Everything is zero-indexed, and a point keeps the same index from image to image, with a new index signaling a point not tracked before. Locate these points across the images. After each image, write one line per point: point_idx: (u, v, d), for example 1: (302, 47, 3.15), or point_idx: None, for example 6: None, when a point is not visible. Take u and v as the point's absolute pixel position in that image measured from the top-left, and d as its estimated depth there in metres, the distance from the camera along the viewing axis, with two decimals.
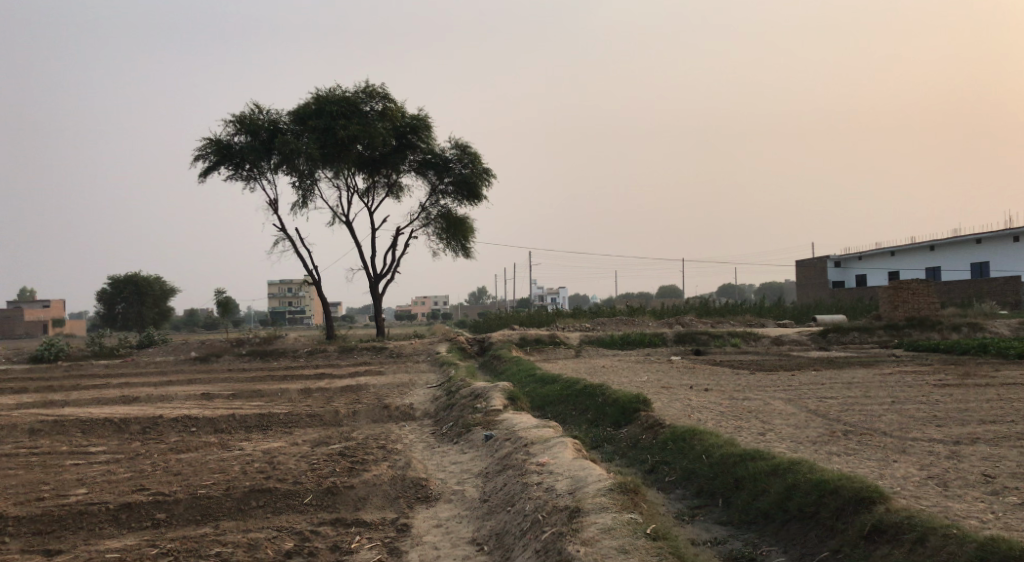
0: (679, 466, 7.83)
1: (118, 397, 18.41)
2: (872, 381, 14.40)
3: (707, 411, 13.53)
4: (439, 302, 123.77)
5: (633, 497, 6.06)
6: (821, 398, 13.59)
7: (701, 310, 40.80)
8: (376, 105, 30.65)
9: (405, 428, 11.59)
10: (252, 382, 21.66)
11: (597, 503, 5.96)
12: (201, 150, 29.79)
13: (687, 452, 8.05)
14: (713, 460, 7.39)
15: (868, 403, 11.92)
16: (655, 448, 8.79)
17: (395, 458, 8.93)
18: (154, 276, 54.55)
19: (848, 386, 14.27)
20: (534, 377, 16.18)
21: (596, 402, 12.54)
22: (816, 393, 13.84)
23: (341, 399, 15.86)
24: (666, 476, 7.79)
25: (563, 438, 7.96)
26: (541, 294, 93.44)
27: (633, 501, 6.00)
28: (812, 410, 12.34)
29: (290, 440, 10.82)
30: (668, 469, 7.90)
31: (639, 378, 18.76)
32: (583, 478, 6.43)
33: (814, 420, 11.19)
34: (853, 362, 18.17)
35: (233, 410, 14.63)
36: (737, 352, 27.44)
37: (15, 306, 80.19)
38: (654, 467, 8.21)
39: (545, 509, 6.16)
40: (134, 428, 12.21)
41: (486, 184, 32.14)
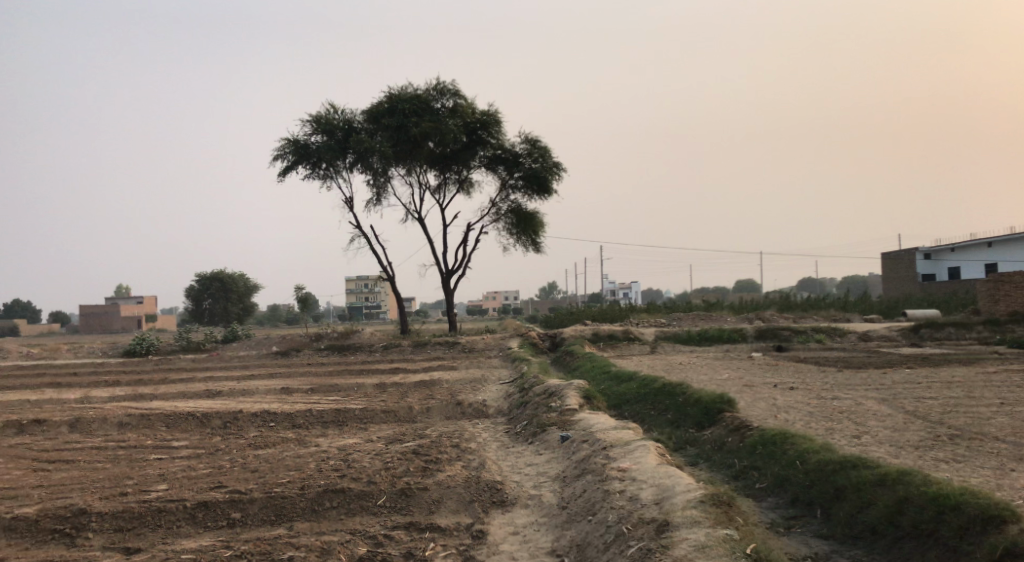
0: (772, 473, 7.35)
1: (201, 391, 18.74)
2: (974, 381, 13.55)
3: (793, 414, 12.92)
4: (513, 297, 124.00)
5: (727, 510, 5.65)
6: (918, 399, 12.82)
7: (781, 305, 39.56)
8: (447, 102, 30.63)
9: (479, 426, 11.36)
10: (329, 377, 21.85)
11: (687, 516, 5.57)
12: (280, 150, 30.28)
13: (780, 458, 7.56)
14: (810, 468, 6.90)
15: (972, 405, 11.16)
16: (744, 453, 8.30)
17: (469, 458, 8.69)
18: (238, 273, 56.03)
19: (947, 386, 13.45)
20: (611, 374, 15.76)
21: (676, 402, 12.09)
22: (913, 394, 13.03)
23: (415, 394, 15.78)
24: (758, 484, 7.33)
25: (645, 441, 7.56)
26: (615, 288, 92.54)
27: (727, 514, 5.59)
28: (910, 412, 11.63)
29: (365, 437, 10.70)
30: (760, 476, 7.44)
31: (719, 375, 18.14)
32: (670, 487, 6.05)
33: (913, 423, 10.51)
34: (950, 360, 17.20)
35: (310, 406, 14.67)
36: (822, 349, 26.41)
37: (110, 301, 83.72)
38: (744, 474, 7.74)
39: (630, 521, 5.81)
40: (214, 422, 12.29)
41: (557, 178, 31.73)
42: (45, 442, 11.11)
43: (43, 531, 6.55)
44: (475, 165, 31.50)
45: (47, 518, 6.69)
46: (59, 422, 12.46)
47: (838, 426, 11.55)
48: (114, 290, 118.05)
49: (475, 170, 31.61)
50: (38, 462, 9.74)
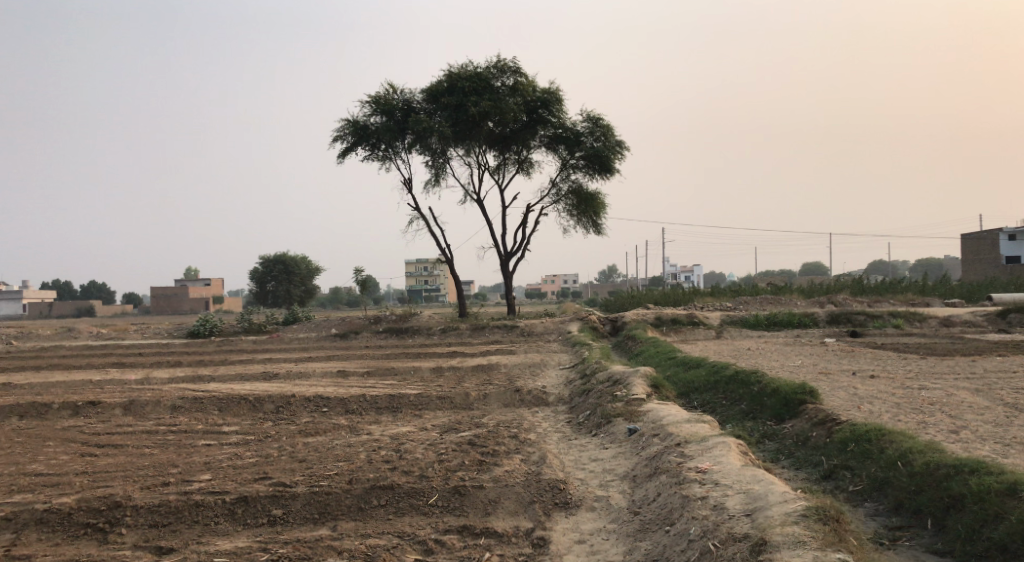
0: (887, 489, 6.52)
1: (259, 373, 18.56)
2: None
3: (877, 407, 11.99)
4: (572, 280, 123.16)
5: (830, 528, 4.98)
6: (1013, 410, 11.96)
7: (853, 288, 37.98)
8: (507, 80, 29.82)
9: (539, 415, 10.72)
10: (386, 360, 21.52)
11: (789, 535, 4.96)
12: (339, 131, 30.00)
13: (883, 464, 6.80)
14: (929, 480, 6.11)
15: None
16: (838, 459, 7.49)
17: (529, 452, 8.06)
18: (301, 257, 56.53)
19: None
20: (678, 360, 14.96)
21: (751, 391, 11.27)
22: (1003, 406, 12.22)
23: (472, 380, 15.26)
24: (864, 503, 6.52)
25: (724, 437, 6.85)
26: (677, 271, 90.99)
27: (830, 535, 4.92)
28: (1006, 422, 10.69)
29: (420, 425, 10.16)
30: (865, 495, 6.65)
31: (792, 362, 17.16)
32: (762, 501, 5.40)
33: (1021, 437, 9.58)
34: None
35: (365, 390, 14.24)
36: (900, 335, 25.08)
37: (180, 284, 85.68)
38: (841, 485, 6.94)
39: (719, 538, 5.20)
40: (267, 406, 11.89)
41: (620, 157, 30.77)
42: (98, 425, 10.86)
43: (76, 525, 6.20)
44: (535, 145, 30.80)
45: (82, 511, 6.34)
46: (113, 404, 12.24)
47: (931, 423, 10.59)
48: (184, 274, 120.97)
49: (535, 149, 30.88)
50: (87, 447, 9.45)
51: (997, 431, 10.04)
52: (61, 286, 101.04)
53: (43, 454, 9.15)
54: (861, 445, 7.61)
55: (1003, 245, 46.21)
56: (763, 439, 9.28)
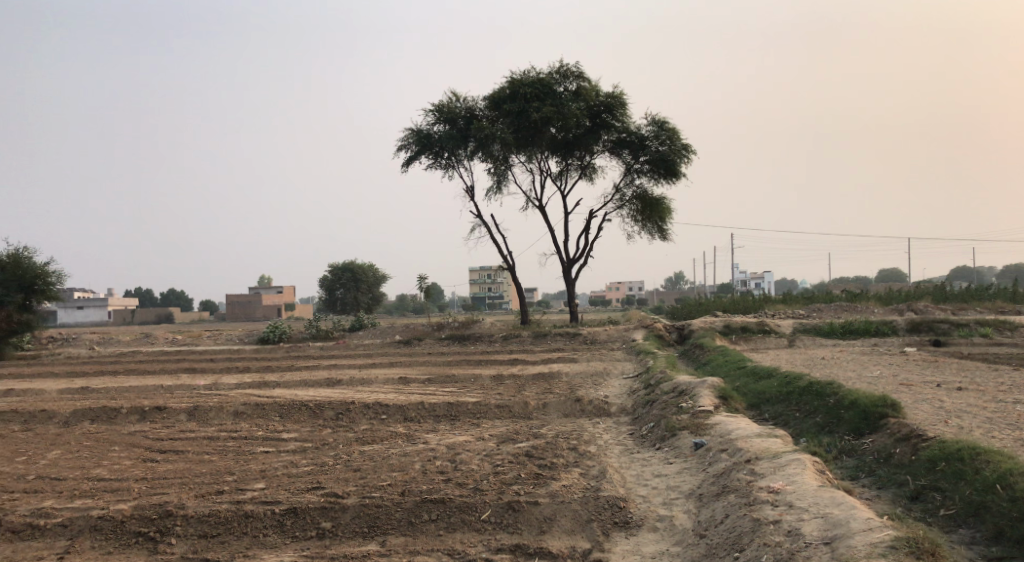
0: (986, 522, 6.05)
1: (323, 379, 18.61)
2: None
3: (964, 421, 11.24)
4: (639, 287, 121.85)
5: None
6: None
7: (934, 296, 36.39)
8: (570, 85, 29.56)
9: (600, 426, 10.35)
10: (448, 367, 21.40)
11: None
12: (403, 140, 30.13)
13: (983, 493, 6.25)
14: None
15: None
16: (927, 486, 6.94)
17: (589, 465, 7.71)
18: (368, 264, 57.19)
19: None
20: (747, 370, 14.37)
21: (826, 404, 10.68)
22: None
23: (534, 388, 14.98)
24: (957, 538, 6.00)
25: (798, 454, 6.40)
26: (746, 278, 89.07)
27: None
28: None
29: (478, 435, 9.90)
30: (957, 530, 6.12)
31: (869, 372, 16.37)
32: (841, 533, 4.99)
33: None
34: None
35: (425, 398, 14.07)
36: (986, 344, 23.80)
37: (253, 291, 87.68)
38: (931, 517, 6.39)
39: None
40: (326, 413, 11.78)
41: (686, 161, 30.10)
42: (161, 430, 10.91)
43: (126, 534, 6.13)
44: (599, 150, 30.41)
45: (133, 520, 6.26)
46: (178, 409, 12.32)
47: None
48: (257, 281, 123.81)
49: (599, 155, 30.48)
50: (148, 452, 9.46)
51: None
52: (142, 294, 104.65)
53: (106, 459, 9.19)
54: (950, 465, 7.04)
55: None
56: (840, 456, 8.73)
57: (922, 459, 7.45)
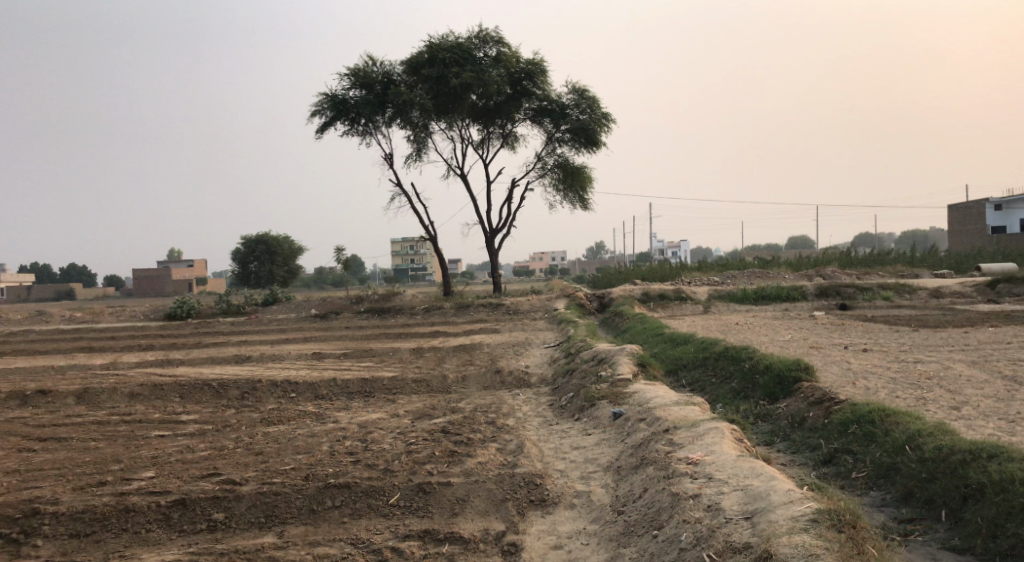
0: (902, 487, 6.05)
1: (233, 356, 17.84)
2: None
3: (872, 383, 11.46)
4: (559, 256, 122.68)
5: (836, 540, 4.45)
6: (1011, 380, 11.62)
7: (840, 261, 37.60)
8: (490, 51, 29.02)
9: (519, 398, 10.10)
10: (365, 341, 20.87)
11: (796, 546, 4.47)
12: (317, 106, 29.08)
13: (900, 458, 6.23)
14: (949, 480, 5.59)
15: None
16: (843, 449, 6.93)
17: (506, 440, 7.44)
18: (283, 236, 55.61)
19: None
20: (665, 337, 14.39)
21: (742, 369, 10.69)
22: (1003, 374, 11.96)
23: (453, 361, 14.66)
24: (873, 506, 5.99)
25: (717, 422, 6.26)
26: (663, 247, 90.62)
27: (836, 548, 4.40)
28: (1009, 395, 10.31)
29: (392, 412, 9.52)
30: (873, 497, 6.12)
31: (781, 336, 16.64)
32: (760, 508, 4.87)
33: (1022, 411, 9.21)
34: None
35: (339, 375, 13.58)
36: (889, 307, 24.66)
37: (163, 265, 84.44)
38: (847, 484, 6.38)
39: (716, 548, 4.70)
40: (232, 393, 11.18)
41: (606, 130, 30.01)
42: (47, 416, 10.14)
43: None
44: (519, 119, 30.03)
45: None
46: (68, 393, 11.51)
47: (929, 399, 10.08)
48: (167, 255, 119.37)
49: (519, 123, 30.11)
50: (30, 441, 8.75)
51: (999, 406, 9.51)
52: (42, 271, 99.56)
53: None
54: (863, 427, 7.04)
55: (986, 216, 46.45)
56: (756, 422, 8.70)
57: (836, 420, 7.45)
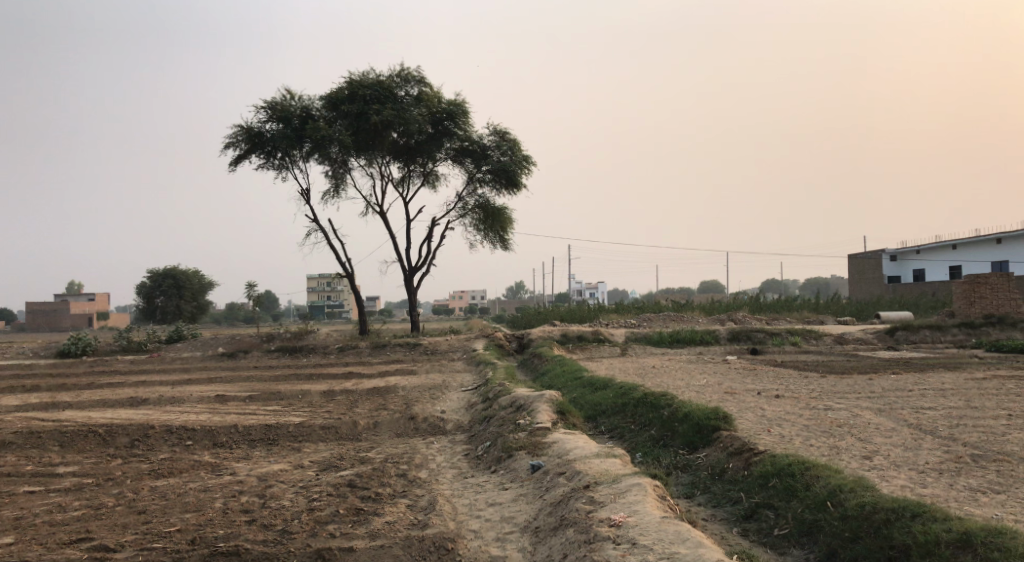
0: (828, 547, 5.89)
1: (129, 398, 16.75)
2: (960, 416, 12.72)
3: (786, 430, 11.45)
4: (479, 296, 122.45)
5: None
6: (917, 428, 11.80)
7: (751, 306, 38.45)
8: (411, 90, 28.82)
9: (433, 447, 9.63)
10: (273, 382, 20.02)
11: None
12: (232, 137, 28.22)
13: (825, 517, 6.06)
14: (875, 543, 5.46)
15: (983, 446, 10.21)
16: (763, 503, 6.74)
17: (417, 495, 6.99)
18: (193, 271, 53.62)
19: (938, 417, 12.64)
20: (584, 381, 14.16)
21: (661, 417, 10.51)
22: (910, 422, 12.14)
23: (365, 405, 14.06)
24: None
25: (638, 477, 5.99)
26: (581, 288, 91.45)
27: None
28: (916, 444, 10.42)
29: (296, 462, 8.93)
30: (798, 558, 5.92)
31: (697, 381, 16.63)
32: None
33: (929, 460, 9.29)
34: (935, 386, 16.43)
35: (241, 420, 12.84)
36: (798, 352, 25.18)
37: (61, 299, 80.27)
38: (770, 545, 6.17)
39: None
40: (120, 441, 10.36)
41: (527, 172, 30.06)
42: None
43: None
44: (440, 158, 29.82)
45: None
46: None
47: (843, 448, 10.09)
48: (68, 287, 113.84)
49: (440, 162, 29.89)
50: None
51: (910, 455, 9.57)
52: None
53: None
54: (783, 480, 6.88)
55: (885, 266, 48.52)
56: (676, 472, 8.48)
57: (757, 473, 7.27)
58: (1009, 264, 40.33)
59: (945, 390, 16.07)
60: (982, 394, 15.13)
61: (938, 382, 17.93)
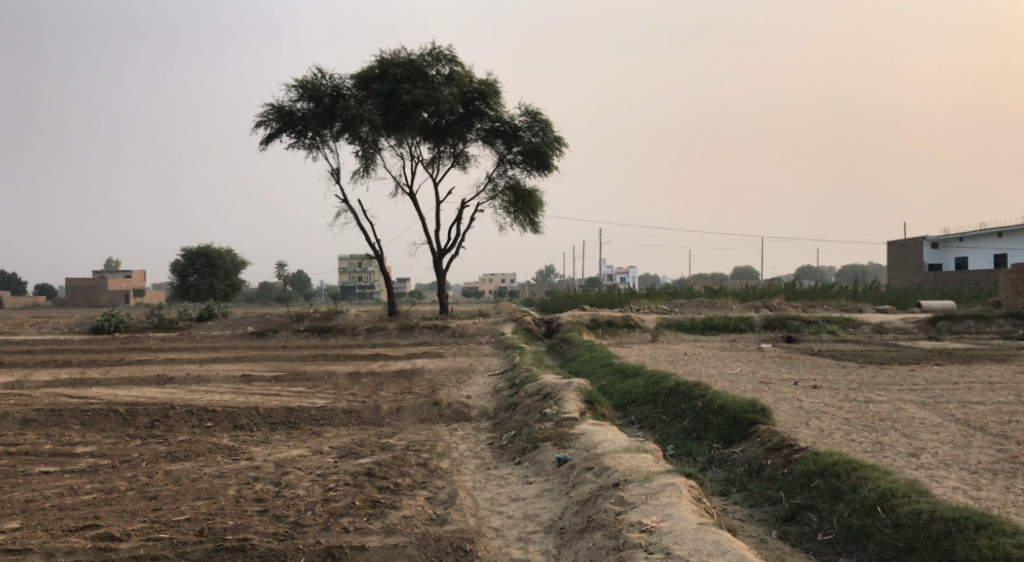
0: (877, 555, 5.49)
1: (156, 376, 16.69)
2: (1010, 412, 12.14)
3: (825, 424, 10.94)
4: (509, 279, 122.28)
5: None
6: (964, 423, 11.25)
7: (786, 293, 37.69)
8: (443, 70, 28.42)
9: (456, 434, 9.31)
10: (300, 363, 19.88)
11: None
12: (263, 116, 28.06)
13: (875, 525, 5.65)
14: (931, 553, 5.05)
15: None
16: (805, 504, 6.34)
17: (437, 487, 6.66)
18: (226, 250, 53.92)
19: (987, 413, 12.08)
20: (614, 368, 13.75)
21: (694, 407, 10.08)
22: (958, 418, 11.59)
23: (390, 388, 13.80)
24: None
25: (671, 476, 5.62)
26: (613, 272, 90.80)
27: None
28: (965, 442, 9.90)
29: (315, 447, 8.67)
30: None
31: (730, 370, 16.14)
32: None
33: (981, 460, 8.79)
34: (982, 380, 15.79)
35: (265, 401, 12.64)
36: (834, 341, 24.52)
37: (99, 275, 81.43)
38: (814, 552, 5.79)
39: None
40: (140, 421, 10.19)
41: (558, 154, 29.56)
42: None
43: None
44: (471, 139, 29.43)
45: None
46: None
47: (886, 444, 9.58)
48: (105, 265, 115.63)
49: (471, 143, 29.51)
50: None
51: (958, 454, 9.05)
52: None
53: None
54: (826, 481, 6.45)
55: (924, 253, 47.36)
56: (711, 468, 8.07)
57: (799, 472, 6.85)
58: None
59: (991, 383, 15.45)
60: None
61: (982, 374, 17.26)
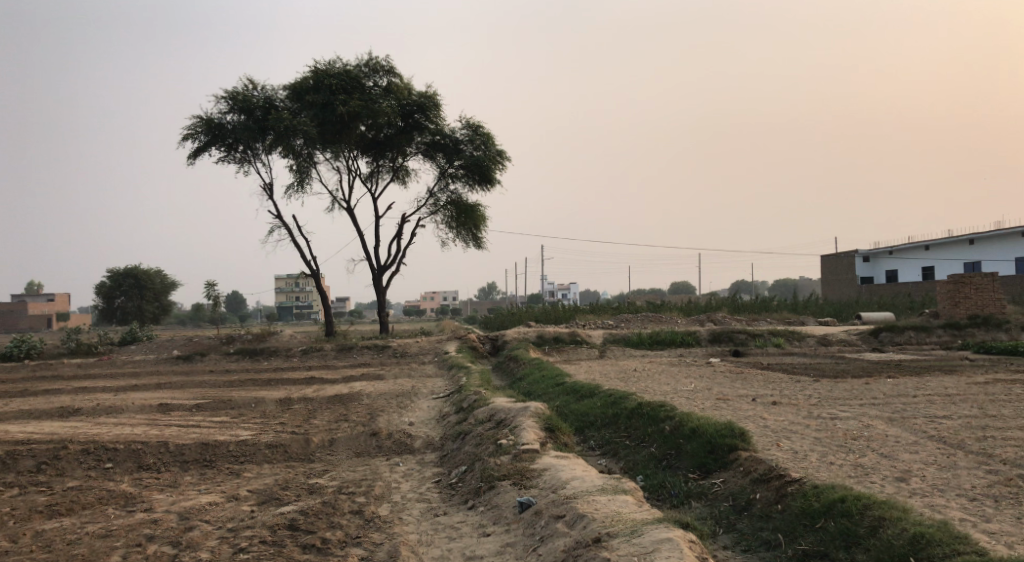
0: None
1: (61, 408, 15.05)
2: (974, 426, 11.52)
3: (797, 445, 10.06)
4: (450, 297, 120.85)
5: None
6: (937, 439, 10.55)
7: (730, 307, 37.37)
8: (380, 81, 27.28)
9: (397, 471, 8.14)
10: (226, 388, 18.44)
11: None
12: (190, 129, 26.44)
13: None
14: None
15: (1020, 464, 8.98)
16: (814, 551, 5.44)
17: (373, 543, 5.58)
18: (155, 270, 51.40)
19: (955, 428, 11.45)
20: (567, 388, 12.74)
21: (661, 432, 9.11)
22: (929, 434, 10.91)
23: (324, 416, 12.56)
24: None
25: (662, 531, 4.70)
26: (553, 289, 90.29)
27: None
28: (946, 461, 9.16)
29: (231, 491, 7.46)
30: None
31: (684, 386, 15.24)
32: None
33: (972, 481, 8.04)
34: (938, 393, 15.28)
35: (179, 434, 11.29)
36: (782, 354, 24.00)
37: (19, 299, 77.31)
38: None
39: None
40: (24, 465, 8.81)
41: (501, 168, 28.60)
42: None
43: None
44: (411, 152, 28.28)
45: None
46: None
47: (870, 466, 8.69)
48: (26, 288, 110.17)
49: (411, 157, 28.37)
50: None
51: (948, 476, 8.22)
52: None
53: None
54: (834, 523, 5.54)
55: (857, 266, 47.67)
56: (690, 503, 7.08)
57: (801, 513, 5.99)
58: (982, 263, 39.64)
59: (951, 395, 14.91)
60: (992, 401, 13.99)
61: (937, 386, 16.73)
